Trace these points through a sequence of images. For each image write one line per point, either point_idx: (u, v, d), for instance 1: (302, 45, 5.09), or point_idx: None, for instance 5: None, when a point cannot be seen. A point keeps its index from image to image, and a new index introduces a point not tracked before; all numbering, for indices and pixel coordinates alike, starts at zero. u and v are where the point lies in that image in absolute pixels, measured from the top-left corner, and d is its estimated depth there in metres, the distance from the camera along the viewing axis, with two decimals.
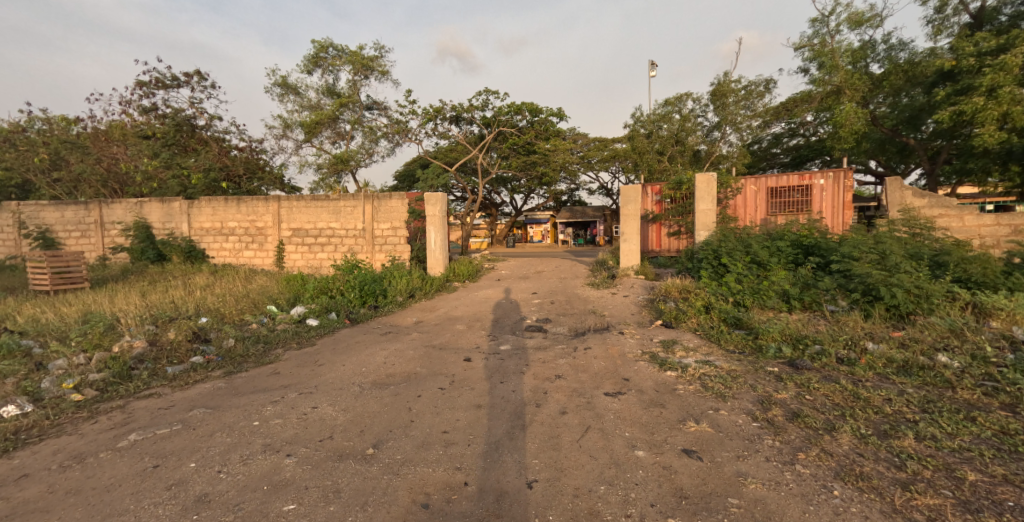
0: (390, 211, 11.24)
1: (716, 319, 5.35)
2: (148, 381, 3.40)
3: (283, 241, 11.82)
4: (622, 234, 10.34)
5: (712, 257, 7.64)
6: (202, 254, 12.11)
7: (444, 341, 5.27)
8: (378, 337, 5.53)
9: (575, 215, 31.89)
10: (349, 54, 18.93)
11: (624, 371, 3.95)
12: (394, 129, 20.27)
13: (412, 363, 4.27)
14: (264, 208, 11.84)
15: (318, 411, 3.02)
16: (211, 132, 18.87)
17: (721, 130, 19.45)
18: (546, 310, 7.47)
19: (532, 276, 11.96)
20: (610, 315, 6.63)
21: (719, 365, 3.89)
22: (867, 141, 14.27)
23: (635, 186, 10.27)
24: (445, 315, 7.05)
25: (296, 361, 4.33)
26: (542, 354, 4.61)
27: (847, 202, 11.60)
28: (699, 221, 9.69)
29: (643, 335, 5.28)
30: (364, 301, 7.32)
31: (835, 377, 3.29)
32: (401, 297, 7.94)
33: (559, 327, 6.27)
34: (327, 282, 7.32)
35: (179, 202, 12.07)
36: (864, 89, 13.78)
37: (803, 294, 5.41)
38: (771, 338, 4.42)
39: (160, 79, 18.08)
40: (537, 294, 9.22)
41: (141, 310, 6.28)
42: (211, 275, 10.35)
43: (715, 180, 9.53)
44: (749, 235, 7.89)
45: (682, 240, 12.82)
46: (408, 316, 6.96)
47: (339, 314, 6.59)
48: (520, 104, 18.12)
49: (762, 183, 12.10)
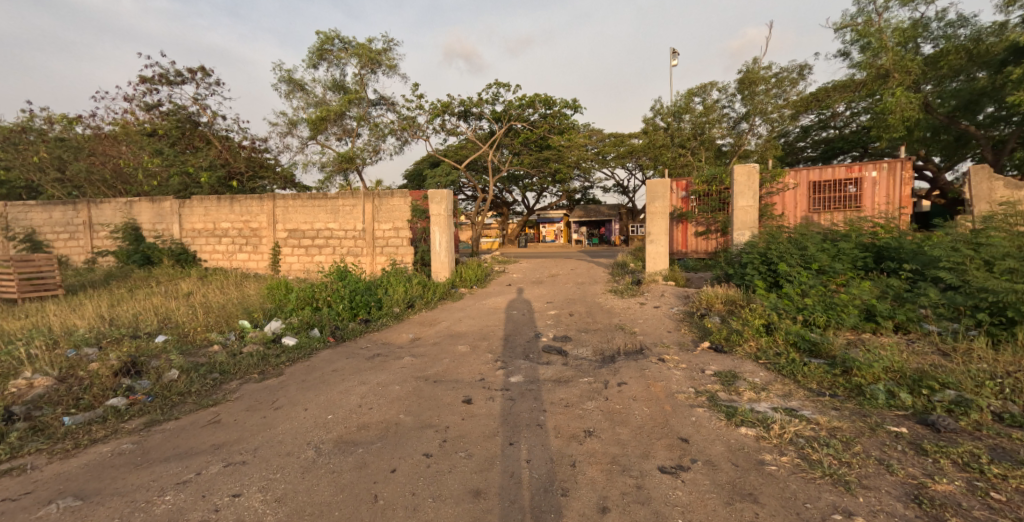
0: (392, 210, 10.38)
1: (782, 344, 4.25)
2: (17, 447, 2.47)
3: (277, 243, 10.97)
4: (649, 235, 9.22)
5: (760, 261, 6.56)
6: (194, 257, 11.32)
7: (441, 370, 4.27)
8: (363, 362, 4.56)
9: (589, 214, 30.83)
10: (356, 46, 18.06)
11: (678, 426, 2.91)
12: (402, 125, 19.44)
13: (395, 407, 3.27)
14: (259, 207, 11.01)
15: (239, 505, 2.03)
16: (214, 130, 18.21)
17: (749, 121, 18.17)
18: (565, 324, 6.43)
19: (546, 281, 10.95)
20: (642, 334, 5.59)
21: (815, 419, 2.80)
22: (915, 130, 13.18)
23: (662, 180, 9.18)
24: (448, 332, 6.07)
25: (248, 400, 3.34)
26: (564, 394, 3.59)
27: (905, 196, 10.38)
28: (738, 220, 8.55)
29: (689, 364, 4.23)
30: (354, 314, 6.37)
31: (1013, 454, 2.20)
32: (399, 309, 6.98)
33: (581, 349, 5.24)
34: (313, 292, 6.38)
35: (170, 202, 11.27)
36: (916, 73, 12.78)
37: (896, 311, 4.34)
38: (873, 376, 3.31)
39: (164, 75, 17.44)
40: (553, 303, 8.19)
41: (97, 325, 5.41)
42: (198, 280, 9.51)
43: (757, 173, 8.39)
44: (803, 234, 6.81)
45: (710, 241, 11.75)
46: (403, 333, 6.00)
47: (323, 330, 5.63)
48: (533, 97, 17.12)
49: (804, 176, 10.94)
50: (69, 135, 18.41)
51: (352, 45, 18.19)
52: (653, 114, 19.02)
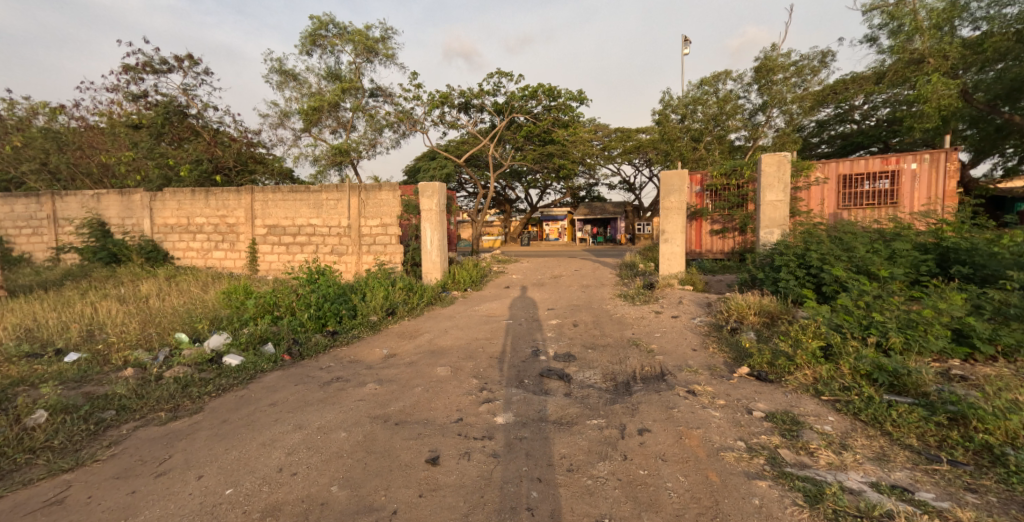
0: (380, 204, 9.47)
1: (851, 375, 3.29)
2: None
3: (256, 239, 10.09)
4: (663, 233, 8.25)
5: (796, 264, 5.85)
6: (165, 255, 10.42)
7: (408, 405, 3.31)
8: (314, 389, 3.61)
9: (594, 212, 29.94)
10: (352, 32, 17.13)
11: (737, 516, 1.95)
12: (399, 117, 18.54)
13: (328, 473, 2.32)
14: (236, 201, 10.11)
15: None
16: (203, 122, 17.37)
17: (765, 112, 17.17)
18: (568, 338, 5.46)
19: (549, 283, 10.02)
20: (662, 354, 4.62)
21: (955, 514, 1.82)
22: (954, 118, 12.27)
23: (680, 172, 8.18)
24: (429, 349, 5.12)
25: (128, 457, 2.40)
26: (568, 450, 2.63)
27: (949, 190, 9.50)
28: (766, 216, 7.56)
29: (729, 400, 3.26)
30: (321, 325, 5.41)
31: None
32: (376, 318, 6.03)
33: (588, 372, 4.30)
34: (274, 298, 5.44)
35: (140, 194, 10.37)
36: (954, 57, 11.93)
37: (999, 333, 3.43)
38: (1006, 434, 2.37)
39: (149, 62, 16.58)
40: (555, 310, 7.24)
41: (5, 338, 4.49)
42: (164, 279, 8.62)
43: (788, 163, 7.41)
44: (848, 235, 5.92)
45: (727, 240, 10.81)
46: (376, 350, 5.06)
47: (278, 346, 4.65)
48: (537, 86, 16.14)
49: (833, 169, 10.07)
50: (50, 125, 17.53)
51: (347, 31, 17.26)
52: (665, 105, 17.80)
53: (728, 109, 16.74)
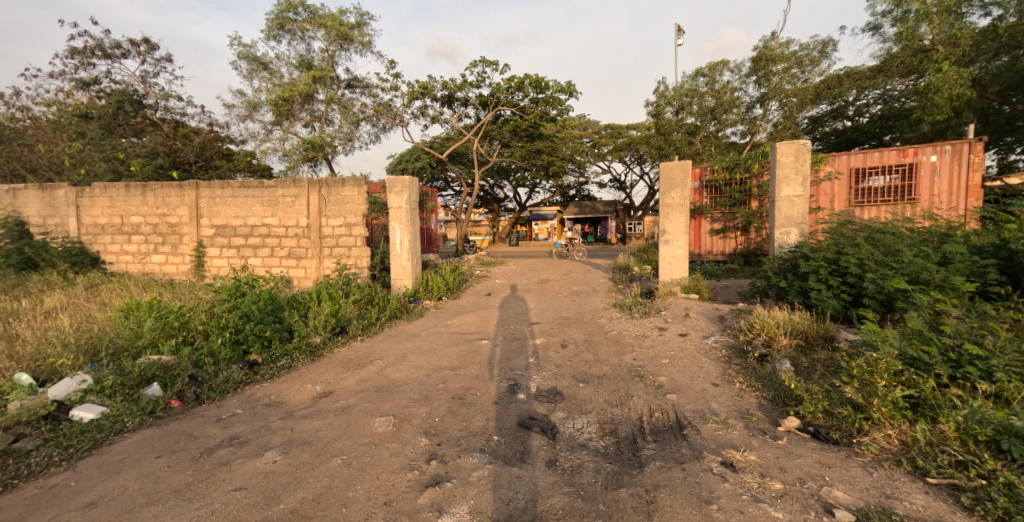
0: (343, 201, 8.31)
1: (962, 442, 2.23)
2: None
3: (202, 241, 8.84)
4: (663, 234, 7.24)
5: (828, 271, 4.89)
6: (96, 259, 9.12)
7: (308, 501, 2.17)
8: (181, 464, 2.45)
9: (585, 210, 28.97)
10: (323, 16, 15.85)
11: None
12: (376, 109, 17.32)
13: None
14: (178, 198, 8.86)
15: None
16: (162, 113, 15.94)
17: (763, 105, 16.31)
18: (555, 367, 4.37)
19: (535, 289, 8.95)
20: (675, 392, 3.56)
21: None
22: (965, 109, 11.53)
23: (682, 163, 7.14)
24: (377, 384, 3.99)
25: None
26: None
27: (972, 185, 8.66)
28: (783, 213, 6.58)
29: (788, 482, 2.20)
30: (241, 353, 4.22)
31: None
32: (319, 341, 4.86)
33: (579, 422, 3.22)
34: (181, 317, 4.23)
35: (66, 190, 9.07)
36: (966, 45, 11.12)
37: None
38: None
39: (98, 46, 15.11)
40: (541, 324, 6.16)
41: None
42: (83, 288, 7.36)
43: (808, 152, 6.40)
44: (890, 235, 4.92)
45: (729, 240, 9.83)
46: (307, 386, 3.91)
47: (167, 387, 3.41)
48: (524, 77, 15.05)
49: (844, 162, 9.25)
50: None
51: (318, 15, 15.98)
52: (658, 97, 16.78)
53: (726, 101, 15.72)
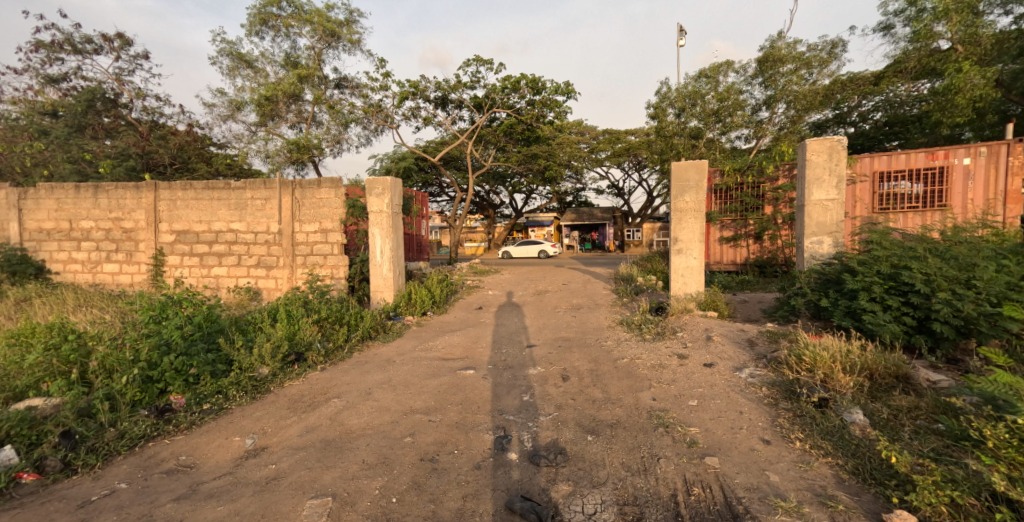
0: (318, 204, 7.43)
1: None
2: None
3: (160, 248, 7.92)
4: (676, 242, 6.39)
5: (884, 288, 4.06)
6: (40, 268, 8.19)
7: None
8: None
9: (582, 218, 28.17)
10: (309, 12, 15.05)
11: None
12: (365, 109, 16.50)
13: None
14: (135, 200, 7.94)
15: None
16: (137, 113, 15.04)
17: (770, 108, 15.63)
18: (556, 409, 3.48)
19: (531, 302, 8.08)
20: (717, 454, 2.68)
21: None
22: (987, 111, 10.78)
23: (697, 163, 6.30)
24: (325, 437, 3.07)
25: None
26: None
27: (1009, 191, 7.92)
28: (814, 219, 5.75)
29: None
30: (155, 393, 3.33)
31: None
32: (265, 373, 3.95)
33: (591, 504, 2.32)
34: (79, 349, 3.33)
35: (8, 191, 8.15)
36: (988, 44, 10.45)
37: None
38: None
39: (68, 40, 14.23)
40: (539, 347, 5.29)
41: None
42: (13, 303, 6.43)
43: (843, 150, 5.59)
44: (960, 246, 4.07)
45: (741, 249, 8.99)
46: (233, 440, 2.98)
47: (26, 452, 2.52)
48: (520, 77, 14.25)
49: (867, 165, 8.49)
50: None
51: (304, 11, 15.17)
52: (659, 99, 15.99)
53: (731, 103, 15.11)
